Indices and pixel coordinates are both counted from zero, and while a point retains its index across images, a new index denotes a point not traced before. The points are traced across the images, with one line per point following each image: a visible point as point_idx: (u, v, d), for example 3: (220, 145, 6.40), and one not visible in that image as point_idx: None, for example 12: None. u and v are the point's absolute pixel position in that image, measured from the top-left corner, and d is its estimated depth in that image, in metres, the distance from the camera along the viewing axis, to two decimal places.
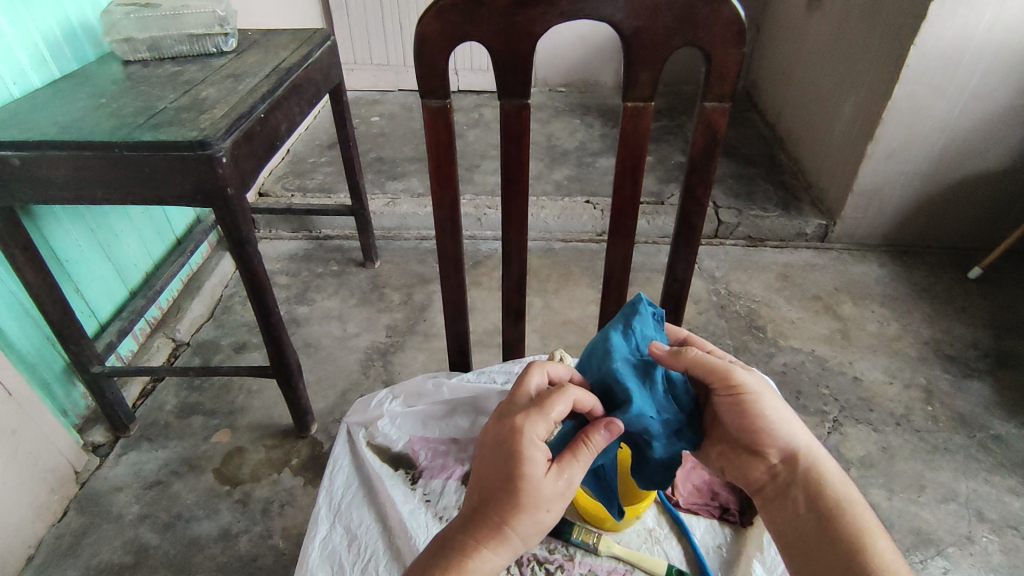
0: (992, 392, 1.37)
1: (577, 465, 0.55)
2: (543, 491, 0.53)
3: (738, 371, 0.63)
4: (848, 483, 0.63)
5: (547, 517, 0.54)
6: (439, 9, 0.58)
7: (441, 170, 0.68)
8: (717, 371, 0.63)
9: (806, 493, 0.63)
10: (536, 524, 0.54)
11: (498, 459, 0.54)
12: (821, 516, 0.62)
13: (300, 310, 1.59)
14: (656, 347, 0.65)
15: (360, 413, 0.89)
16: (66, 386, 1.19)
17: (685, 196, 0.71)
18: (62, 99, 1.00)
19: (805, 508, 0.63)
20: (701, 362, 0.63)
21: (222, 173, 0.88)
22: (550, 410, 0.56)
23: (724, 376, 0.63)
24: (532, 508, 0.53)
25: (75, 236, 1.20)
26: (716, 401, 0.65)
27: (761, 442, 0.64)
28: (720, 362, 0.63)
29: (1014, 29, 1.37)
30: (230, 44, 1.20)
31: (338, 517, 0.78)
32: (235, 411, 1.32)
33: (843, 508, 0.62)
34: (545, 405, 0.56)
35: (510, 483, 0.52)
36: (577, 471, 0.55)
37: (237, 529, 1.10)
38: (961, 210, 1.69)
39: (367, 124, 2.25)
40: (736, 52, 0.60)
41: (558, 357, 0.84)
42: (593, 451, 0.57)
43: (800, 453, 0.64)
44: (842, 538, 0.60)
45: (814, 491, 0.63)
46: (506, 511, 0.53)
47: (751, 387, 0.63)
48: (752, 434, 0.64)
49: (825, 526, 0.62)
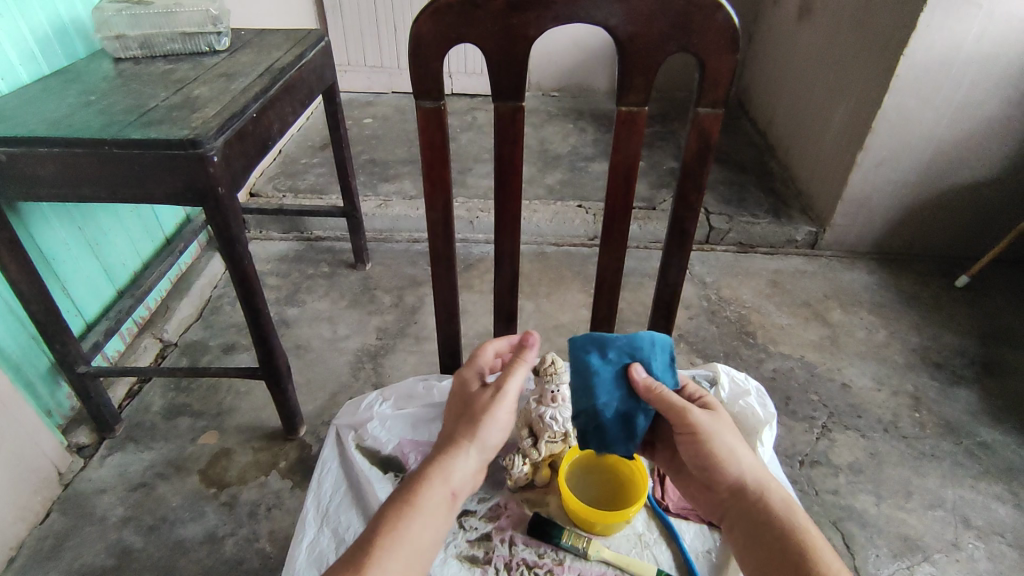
0: (977, 399, 1.38)
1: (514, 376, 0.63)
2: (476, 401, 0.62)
3: (693, 412, 0.66)
4: (791, 511, 0.63)
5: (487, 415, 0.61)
6: (434, 11, 0.58)
7: (434, 171, 0.68)
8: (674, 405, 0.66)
9: (753, 524, 0.63)
10: (485, 425, 0.61)
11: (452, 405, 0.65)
12: (769, 535, 0.61)
13: (291, 311, 1.58)
14: (636, 372, 0.67)
15: (349, 415, 0.87)
16: (50, 386, 1.17)
17: (677, 202, 0.71)
18: (51, 96, 0.99)
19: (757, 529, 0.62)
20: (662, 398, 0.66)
21: (213, 173, 0.87)
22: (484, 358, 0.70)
23: (681, 417, 0.66)
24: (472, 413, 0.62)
25: (63, 234, 1.18)
26: (676, 436, 0.68)
27: (720, 481, 0.66)
28: (677, 400, 0.66)
29: (999, 44, 1.40)
30: (223, 43, 1.19)
31: (326, 520, 0.77)
32: (222, 413, 1.31)
33: (791, 536, 0.60)
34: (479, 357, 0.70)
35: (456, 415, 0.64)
36: (513, 379, 0.63)
37: (223, 531, 1.09)
38: (948, 221, 1.71)
39: (360, 125, 2.24)
40: (729, 59, 0.61)
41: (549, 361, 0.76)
42: (523, 360, 0.64)
43: (751, 488, 0.64)
44: (790, 550, 0.59)
45: (766, 519, 0.62)
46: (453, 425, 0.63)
47: (702, 424, 0.66)
48: (711, 470, 0.66)
49: (767, 549, 0.61)
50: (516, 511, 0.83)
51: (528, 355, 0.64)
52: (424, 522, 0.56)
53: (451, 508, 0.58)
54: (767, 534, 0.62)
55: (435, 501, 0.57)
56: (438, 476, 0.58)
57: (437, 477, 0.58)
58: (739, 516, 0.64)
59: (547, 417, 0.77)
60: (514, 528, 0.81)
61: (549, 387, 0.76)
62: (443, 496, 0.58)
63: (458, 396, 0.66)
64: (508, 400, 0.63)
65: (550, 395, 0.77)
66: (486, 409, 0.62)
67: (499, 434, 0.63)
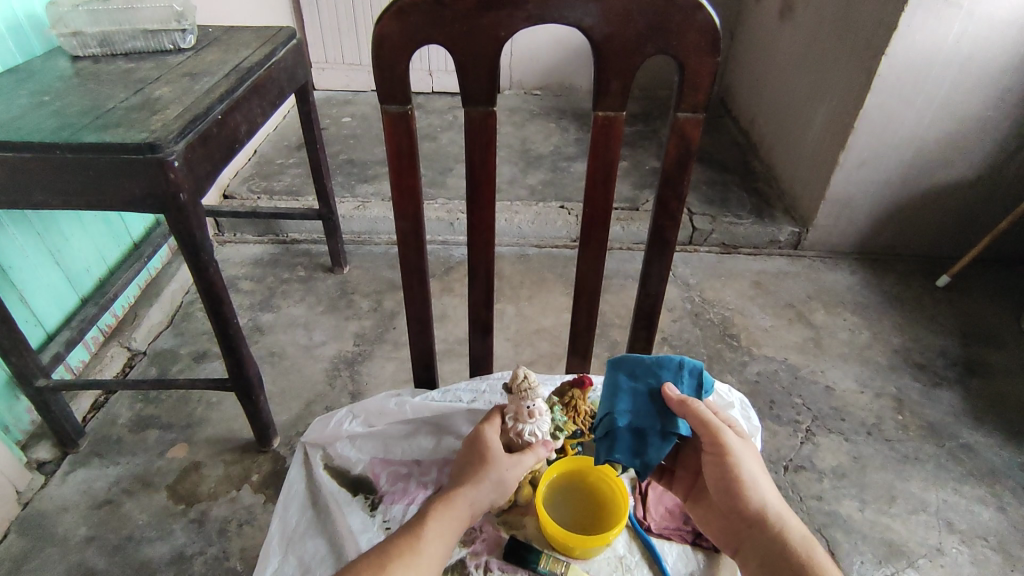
0: (960, 401, 1.38)
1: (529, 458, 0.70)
2: (504, 456, 0.68)
3: (726, 434, 0.66)
4: (810, 546, 0.62)
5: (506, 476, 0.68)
6: (398, 10, 0.54)
7: (403, 179, 0.64)
8: (709, 423, 0.67)
9: (772, 555, 0.63)
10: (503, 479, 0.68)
11: (467, 449, 0.71)
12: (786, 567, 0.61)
13: (265, 317, 1.53)
14: (668, 390, 0.68)
15: (319, 433, 0.83)
16: (7, 400, 1.11)
17: (657, 210, 0.69)
18: (1, 96, 0.94)
19: (776, 560, 0.62)
20: (705, 414, 0.67)
21: (173, 178, 0.83)
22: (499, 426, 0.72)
23: (714, 438, 0.67)
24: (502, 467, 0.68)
25: (20, 240, 1.13)
26: (704, 455, 0.69)
27: (741, 508, 0.66)
28: (712, 419, 0.67)
29: (979, 44, 1.40)
30: (188, 41, 1.14)
31: (291, 547, 0.73)
32: (192, 425, 1.26)
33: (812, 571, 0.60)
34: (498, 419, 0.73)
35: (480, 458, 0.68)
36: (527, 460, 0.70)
37: (192, 550, 1.05)
38: (929, 221, 1.71)
39: (338, 125, 2.20)
40: (710, 62, 0.58)
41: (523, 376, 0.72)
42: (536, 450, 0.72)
43: (772, 519, 0.65)
44: None
45: (785, 551, 0.62)
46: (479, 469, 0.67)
47: (733, 445, 0.66)
48: (732, 495, 0.67)
49: None
50: (492, 534, 0.80)
51: (541, 449, 0.72)
52: (442, 544, 0.61)
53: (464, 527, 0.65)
54: (785, 567, 0.61)
55: (460, 519, 0.64)
56: (458, 508, 0.64)
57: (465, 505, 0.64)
58: (756, 545, 0.65)
59: (527, 433, 0.73)
60: (490, 552, 0.78)
61: (526, 403, 0.72)
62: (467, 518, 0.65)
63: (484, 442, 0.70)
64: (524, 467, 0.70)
65: (528, 412, 0.72)
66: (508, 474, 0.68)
67: (508, 494, 0.69)
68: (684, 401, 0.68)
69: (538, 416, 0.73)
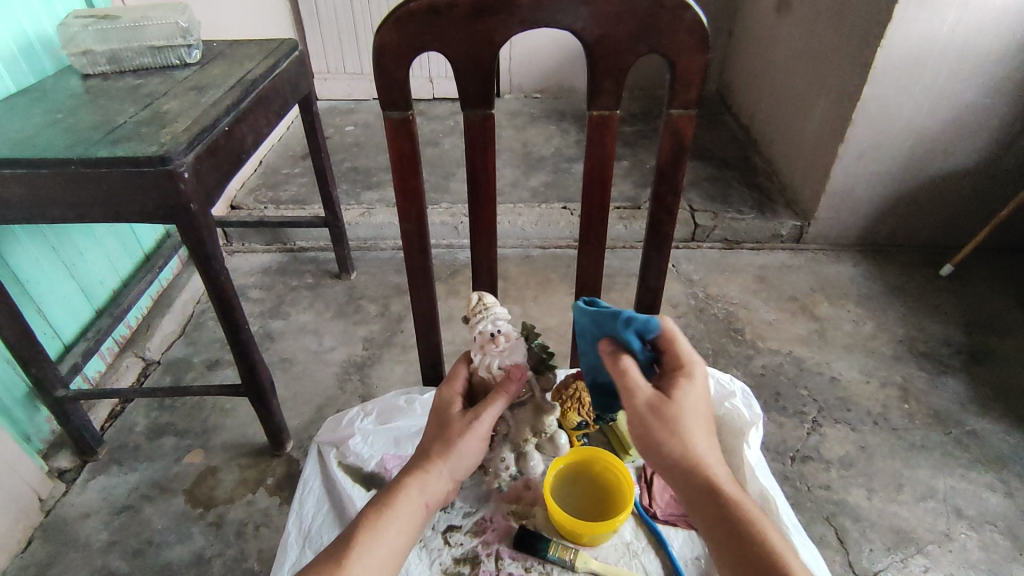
0: (965, 388, 1.38)
1: (489, 408, 0.65)
2: (453, 424, 0.65)
3: (640, 394, 0.60)
4: (735, 505, 0.56)
5: (461, 443, 0.64)
6: (396, 19, 0.56)
7: (406, 183, 0.67)
8: (625, 386, 0.61)
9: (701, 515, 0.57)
10: (458, 451, 0.64)
11: (431, 423, 0.68)
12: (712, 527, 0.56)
13: (275, 324, 1.56)
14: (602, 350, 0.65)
15: (331, 432, 0.86)
16: (28, 411, 1.14)
17: (654, 205, 0.71)
18: (16, 115, 0.97)
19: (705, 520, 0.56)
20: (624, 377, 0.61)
21: (184, 189, 0.85)
22: (460, 384, 0.69)
23: (630, 402, 0.61)
24: (449, 438, 0.64)
25: (36, 254, 1.16)
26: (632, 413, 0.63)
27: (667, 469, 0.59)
28: (630, 379, 0.61)
29: (974, 34, 1.41)
30: (193, 56, 1.17)
31: (308, 541, 0.75)
32: (207, 430, 1.29)
33: (737, 530, 0.54)
34: (459, 377, 0.69)
35: (433, 434, 0.66)
36: (488, 412, 0.65)
37: (211, 553, 1.07)
38: (930, 210, 1.72)
39: (342, 134, 2.23)
40: (700, 59, 0.60)
41: (478, 301, 0.66)
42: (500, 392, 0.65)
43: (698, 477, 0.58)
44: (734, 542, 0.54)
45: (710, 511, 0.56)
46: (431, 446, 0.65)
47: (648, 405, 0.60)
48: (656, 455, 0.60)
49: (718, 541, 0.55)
50: (502, 524, 0.81)
51: (509, 384, 0.65)
52: (393, 535, 0.59)
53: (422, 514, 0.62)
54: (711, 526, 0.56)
55: (406, 511, 0.61)
56: (403, 500, 0.61)
57: (410, 492, 0.62)
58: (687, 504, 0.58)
59: (495, 366, 0.66)
60: (501, 541, 0.79)
61: (482, 329, 0.66)
62: (418, 503, 0.62)
63: (439, 413, 0.68)
64: (485, 425, 0.65)
65: (489, 339, 0.66)
66: (460, 438, 0.64)
67: (473, 457, 0.65)
68: (613, 357, 0.64)
69: (510, 339, 0.66)
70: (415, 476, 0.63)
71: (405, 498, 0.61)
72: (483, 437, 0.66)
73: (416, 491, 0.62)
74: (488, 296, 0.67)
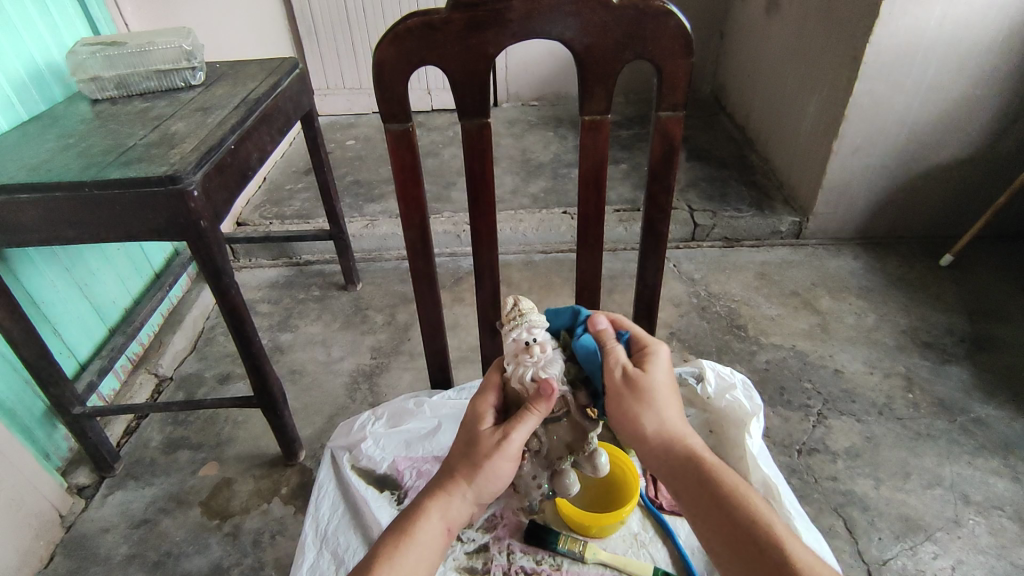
0: (969, 376, 1.39)
1: (518, 428, 0.63)
2: (479, 444, 0.64)
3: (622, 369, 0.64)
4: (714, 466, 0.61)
5: (487, 465, 0.63)
6: (394, 36, 0.59)
7: (408, 192, 0.69)
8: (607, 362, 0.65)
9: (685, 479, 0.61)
10: (484, 476, 0.63)
11: (458, 443, 0.67)
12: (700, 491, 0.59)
13: (284, 337, 1.58)
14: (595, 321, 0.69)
15: (344, 437, 0.88)
16: (47, 429, 1.17)
17: (648, 205, 0.73)
18: (30, 141, 1.00)
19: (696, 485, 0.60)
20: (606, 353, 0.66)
21: (193, 207, 0.88)
22: (489, 400, 0.68)
23: (608, 373, 0.65)
24: (473, 460, 0.63)
25: (50, 276, 1.19)
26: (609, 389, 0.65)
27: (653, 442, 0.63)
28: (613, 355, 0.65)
29: (962, 26, 1.43)
30: (198, 77, 1.20)
31: (325, 543, 0.78)
32: (221, 443, 1.31)
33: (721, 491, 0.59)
34: (489, 391, 0.68)
35: (456, 454, 0.66)
36: (516, 433, 0.63)
37: (229, 562, 1.09)
38: (928, 201, 1.73)
39: (343, 148, 2.26)
40: (685, 63, 0.62)
41: (514, 307, 0.65)
42: (531, 410, 0.63)
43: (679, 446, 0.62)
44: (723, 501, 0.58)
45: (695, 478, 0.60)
46: (455, 467, 0.65)
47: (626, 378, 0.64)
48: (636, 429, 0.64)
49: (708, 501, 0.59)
50: (512, 519, 0.83)
51: (540, 402, 0.62)
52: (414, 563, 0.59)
53: (445, 543, 0.62)
54: (697, 486, 0.60)
55: (428, 541, 0.61)
56: (422, 528, 0.61)
57: (430, 519, 0.62)
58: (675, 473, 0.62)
59: (527, 379, 0.63)
60: (511, 536, 0.82)
61: (516, 338, 0.64)
62: (440, 531, 0.62)
63: (467, 431, 0.67)
64: (514, 445, 0.63)
65: (524, 349, 0.64)
66: (485, 460, 0.63)
67: (499, 482, 0.64)
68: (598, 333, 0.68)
69: (545, 349, 0.64)
70: (436, 500, 0.63)
71: (426, 526, 0.61)
72: (514, 459, 0.64)
73: (437, 516, 0.62)
74: (524, 301, 0.66)
